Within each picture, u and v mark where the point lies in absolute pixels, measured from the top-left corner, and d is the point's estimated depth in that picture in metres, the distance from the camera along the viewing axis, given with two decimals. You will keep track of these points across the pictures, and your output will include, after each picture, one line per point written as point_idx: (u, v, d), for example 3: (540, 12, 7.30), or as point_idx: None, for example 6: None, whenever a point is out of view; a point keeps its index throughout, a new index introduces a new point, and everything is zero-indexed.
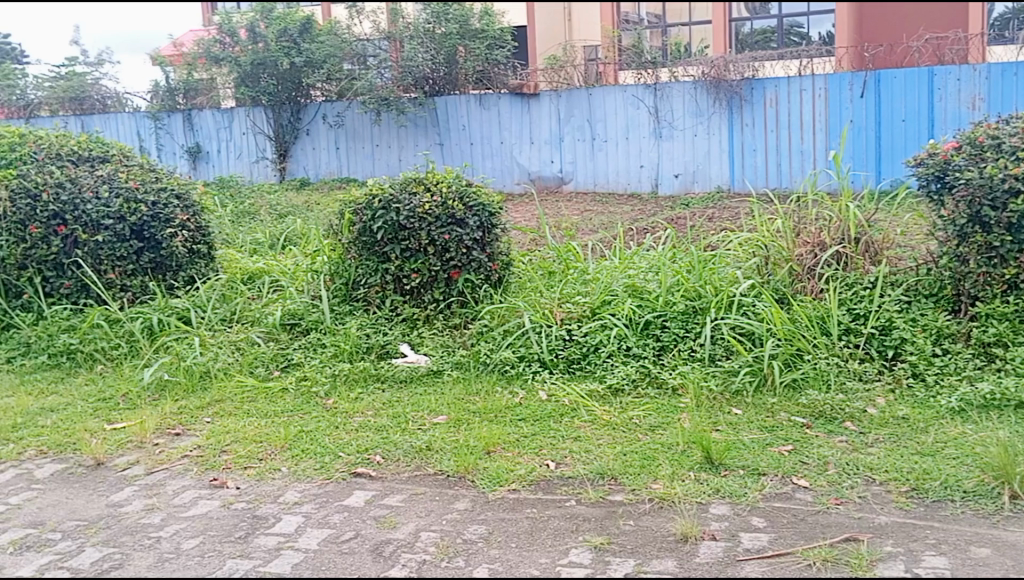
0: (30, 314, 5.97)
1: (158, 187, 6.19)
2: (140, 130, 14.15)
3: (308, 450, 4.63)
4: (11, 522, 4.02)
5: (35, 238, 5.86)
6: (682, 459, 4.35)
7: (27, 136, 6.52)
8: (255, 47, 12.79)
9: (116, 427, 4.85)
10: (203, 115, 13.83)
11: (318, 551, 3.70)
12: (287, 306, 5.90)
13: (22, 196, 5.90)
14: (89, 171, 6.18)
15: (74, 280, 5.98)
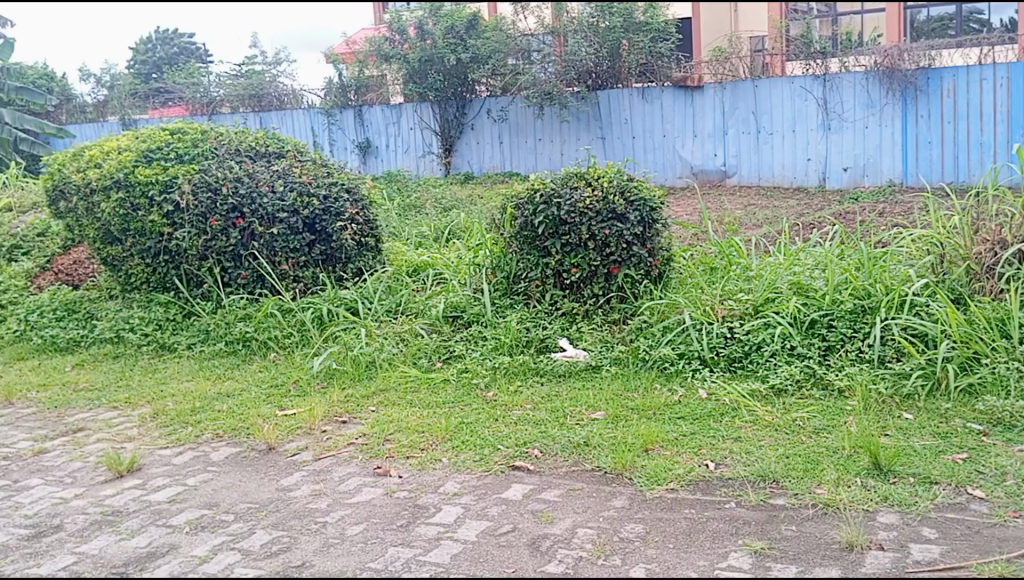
0: (209, 303, 6.24)
1: (329, 182, 6.42)
2: (316, 126, 15.16)
3: (469, 442, 4.65)
4: (188, 502, 4.17)
5: (215, 230, 6.11)
6: (849, 464, 4.15)
7: (208, 131, 6.69)
8: (423, 44, 13.25)
9: (288, 413, 5.00)
10: (374, 111, 14.64)
11: (476, 543, 3.69)
12: (450, 299, 6.02)
13: (202, 189, 6.15)
14: (265, 166, 6.43)
15: (251, 271, 6.22)
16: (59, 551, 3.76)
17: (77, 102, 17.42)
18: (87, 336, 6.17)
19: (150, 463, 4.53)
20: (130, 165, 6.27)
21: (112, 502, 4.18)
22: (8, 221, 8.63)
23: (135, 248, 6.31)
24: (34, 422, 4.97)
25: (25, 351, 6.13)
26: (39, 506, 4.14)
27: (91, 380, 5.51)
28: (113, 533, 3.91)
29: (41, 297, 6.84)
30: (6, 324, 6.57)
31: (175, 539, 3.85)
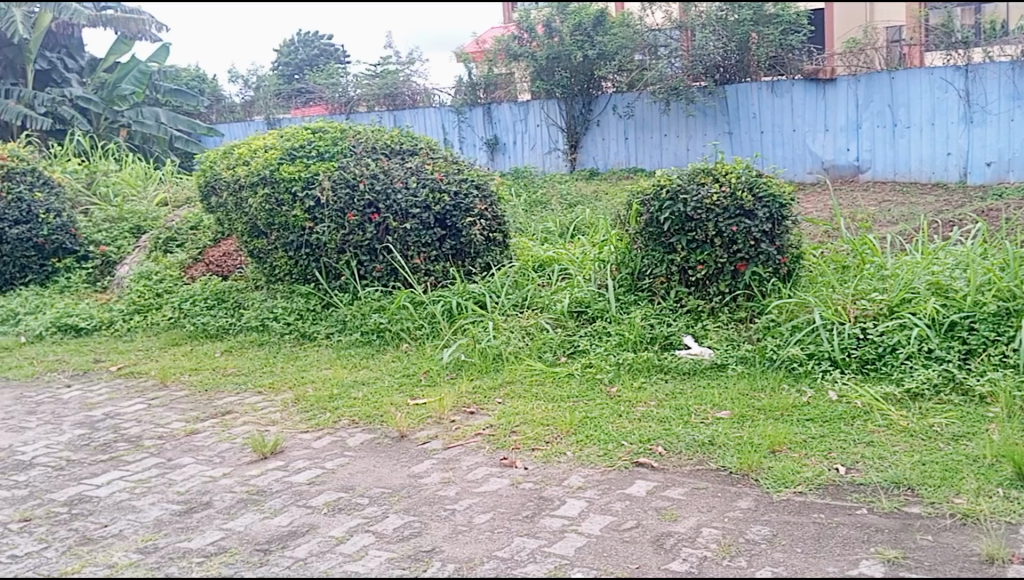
0: (346, 294, 6.49)
1: (460, 178, 6.60)
2: (446, 123, 15.56)
3: (593, 436, 4.67)
4: (327, 484, 4.36)
5: (352, 225, 6.34)
6: (990, 473, 3.95)
7: (346, 130, 6.93)
8: (550, 42, 13.41)
9: (418, 402, 5.14)
10: (502, 108, 14.98)
11: (600, 537, 3.71)
12: (575, 295, 6.08)
13: (341, 186, 6.38)
14: (399, 163, 6.63)
15: (385, 264, 6.42)
16: (208, 526, 3.99)
17: (226, 103, 18.20)
18: (234, 324, 6.51)
19: (292, 446, 4.75)
20: (276, 163, 6.55)
21: (257, 482, 4.40)
22: (164, 214, 9.21)
23: (279, 241, 6.57)
24: (187, 404, 5.29)
25: (178, 337, 6.52)
26: (191, 483, 4.40)
27: (238, 366, 5.83)
28: (258, 511, 4.12)
29: (193, 287, 7.24)
30: (161, 311, 6.99)
31: (314, 519, 4.03)
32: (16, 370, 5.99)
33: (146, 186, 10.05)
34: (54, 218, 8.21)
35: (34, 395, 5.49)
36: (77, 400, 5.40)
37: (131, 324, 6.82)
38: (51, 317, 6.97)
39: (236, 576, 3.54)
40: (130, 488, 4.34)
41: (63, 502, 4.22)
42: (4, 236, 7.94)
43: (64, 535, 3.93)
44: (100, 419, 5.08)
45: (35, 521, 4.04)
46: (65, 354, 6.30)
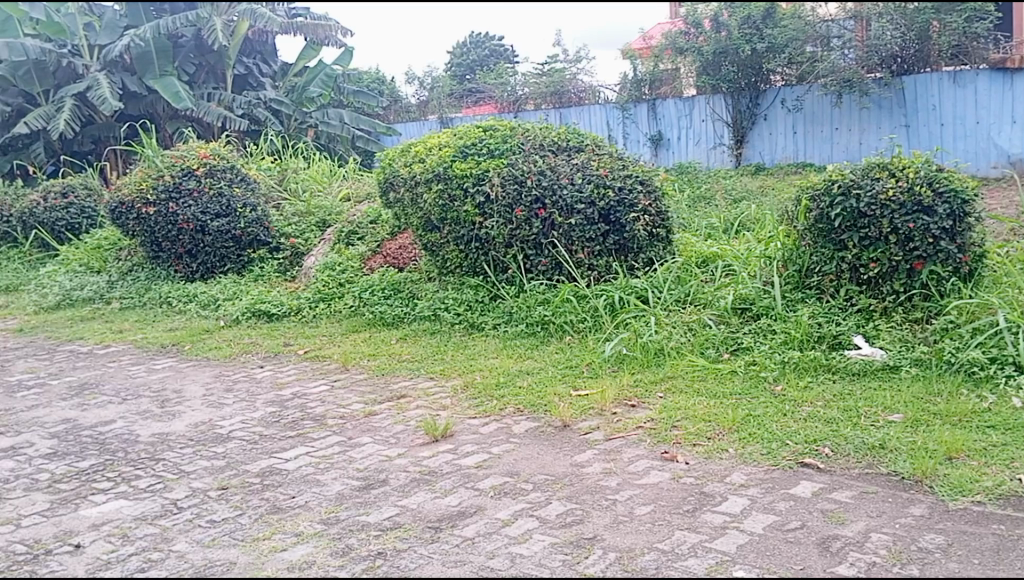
0: (513, 287, 6.71)
1: (624, 174, 6.67)
2: (611, 120, 15.83)
3: (756, 435, 4.62)
4: (494, 468, 4.55)
5: (520, 220, 6.52)
6: None
7: (516, 128, 7.13)
8: (718, 36, 13.67)
9: (581, 393, 5.26)
10: (667, 104, 15.25)
11: (763, 535, 3.69)
12: (738, 291, 6.05)
13: (510, 182, 6.56)
14: (565, 160, 6.76)
15: (550, 259, 6.60)
16: (385, 502, 4.26)
17: (402, 103, 18.79)
18: (409, 313, 6.85)
19: (461, 431, 4.97)
20: (449, 160, 6.83)
21: (429, 463, 4.65)
22: (347, 209, 9.66)
23: (451, 235, 6.86)
24: (366, 386, 5.64)
25: (358, 324, 6.93)
26: (369, 461, 4.69)
27: (412, 353, 6.14)
28: (430, 491, 4.36)
29: (372, 278, 7.66)
30: (343, 299, 7.44)
31: (482, 501, 4.22)
32: (216, 350, 6.54)
33: (331, 182, 10.56)
34: (250, 212, 8.89)
35: (233, 374, 6.00)
36: (269, 379, 5.87)
37: (317, 311, 7.31)
38: (247, 303, 7.55)
39: (410, 551, 3.77)
40: (315, 463, 4.68)
41: (256, 473, 4.59)
42: (207, 228, 8.69)
43: (257, 504, 4.29)
44: (289, 399, 5.50)
45: (231, 489, 4.43)
46: (259, 338, 6.82)
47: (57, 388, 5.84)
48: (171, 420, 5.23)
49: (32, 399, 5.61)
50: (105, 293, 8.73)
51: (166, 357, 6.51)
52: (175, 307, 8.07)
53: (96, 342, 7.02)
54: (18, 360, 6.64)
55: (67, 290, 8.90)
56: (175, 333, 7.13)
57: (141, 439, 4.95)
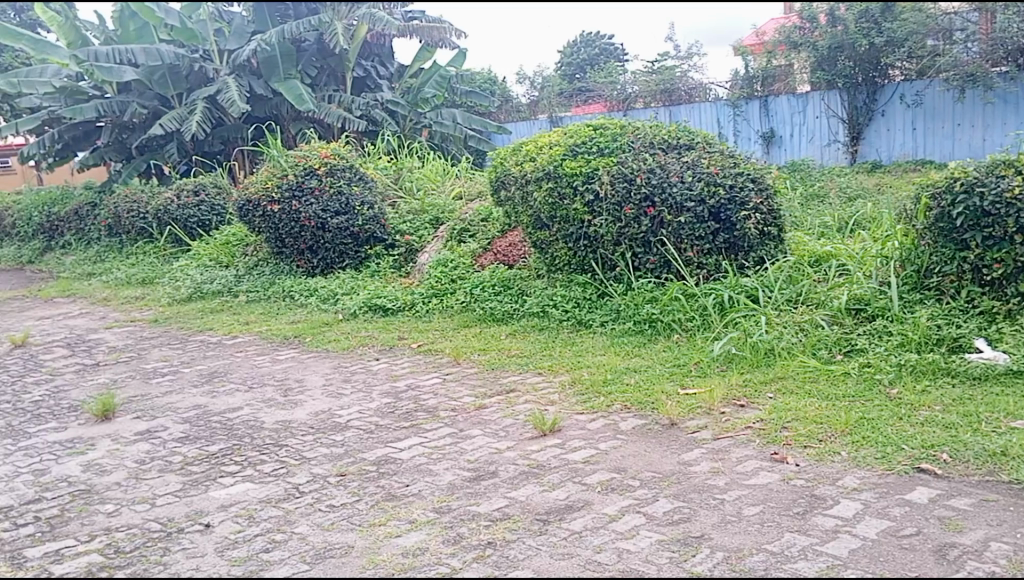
0: (621, 285, 6.78)
1: (735, 172, 6.56)
2: (722, 118, 16.14)
3: (870, 438, 4.53)
4: (601, 464, 4.60)
5: (629, 218, 6.55)
6: None
7: (626, 126, 7.14)
8: (834, 31, 13.76)
9: (689, 392, 5.27)
10: (780, 101, 15.48)
11: (876, 540, 3.63)
12: (853, 292, 5.95)
13: (619, 181, 6.58)
14: (675, 158, 6.72)
15: (659, 256, 6.61)
16: (495, 494, 4.37)
17: (513, 103, 19.60)
18: (518, 310, 6.98)
19: (569, 426, 5.05)
20: (560, 159, 6.90)
21: (537, 457, 4.74)
22: (460, 207, 9.85)
23: (560, 232, 6.94)
24: (477, 380, 5.79)
25: (469, 319, 7.10)
26: (479, 453, 4.82)
27: (521, 348, 6.26)
28: (538, 484, 4.44)
29: (483, 275, 7.81)
30: (455, 295, 7.62)
31: (589, 496, 4.28)
32: (335, 343, 6.81)
33: (444, 180, 10.79)
34: (367, 210, 9.16)
35: (351, 365, 6.24)
36: (384, 371, 6.07)
37: (430, 306, 7.51)
38: (364, 297, 7.82)
39: (518, 542, 3.87)
40: (427, 453, 4.84)
41: (372, 461, 4.77)
42: (326, 225, 8.99)
43: (373, 490, 4.47)
44: (403, 390, 5.68)
45: (349, 476, 4.62)
46: (375, 331, 7.06)
47: (190, 375, 6.20)
48: (293, 408, 5.48)
49: (167, 385, 5.98)
50: (233, 287, 9.15)
51: (289, 348, 6.81)
52: (297, 300, 8.43)
53: (225, 332, 7.41)
54: (155, 349, 7.08)
55: (199, 283, 9.37)
56: (297, 325, 7.46)
57: (266, 426, 5.21)
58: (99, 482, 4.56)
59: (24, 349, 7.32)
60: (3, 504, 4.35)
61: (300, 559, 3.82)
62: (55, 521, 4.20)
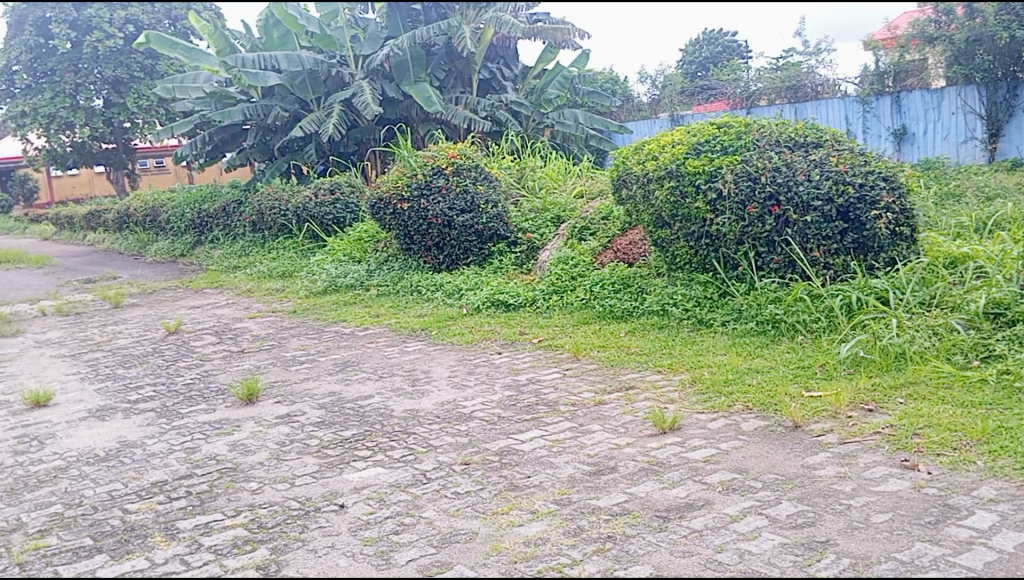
0: (743, 284, 6.74)
1: (867, 170, 6.35)
2: (850, 114, 15.70)
3: (1009, 449, 4.34)
4: (723, 464, 4.59)
5: (753, 217, 6.50)
6: None
7: (751, 124, 7.03)
8: (972, 23, 13.02)
9: (814, 395, 5.19)
10: (913, 96, 14.78)
11: (1014, 555, 3.51)
12: (992, 295, 5.70)
13: (743, 179, 6.54)
14: (802, 156, 6.60)
15: (783, 256, 6.53)
16: (615, 489, 4.43)
17: (635, 102, 19.63)
18: (638, 307, 7.05)
19: (689, 425, 5.06)
20: (682, 158, 6.92)
21: (657, 454, 4.77)
22: (581, 206, 9.90)
23: (681, 232, 7.01)
24: (596, 376, 5.88)
25: (589, 316, 7.22)
26: (599, 448, 4.89)
27: (640, 346, 6.30)
28: (658, 481, 4.48)
29: (603, 272, 7.90)
30: (575, 292, 7.72)
31: (710, 495, 4.28)
32: (460, 336, 7.02)
33: (566, 179, 10.88)
34: (491, 208, 9.37)
35: (474, 358, 6.43)
36: (506, 365, 6.24)
37: (550, 303, 7.65)
38: (487, 293, 8.04)
39: (639, 538, 3.92)
40: (549, 446, 4.94)
41: (495, 452, 4.92)
42: (453, 223, 9.27)
43: (496, 480, 4.61)
44: (524, 383, 5.83)
45: (473, 465, 4.77)
46: (498, 326, 7.26)
47: (325, 364, 6.53)
48: (420, 398, 5.70)
49: (304, 372, 6.32)
50: (364, 281, 9.57)
51: (416, 341, 7.08)
52: (424, 295, 8.72)
53: (357, 323, 7.76)
54: (294, 338, 7.50)
55: (333, 277, 9.84)
56: (424, 318, 7.73)
57: (395, 414, 5.44)
58: (244, 461, 4.88)
59: (177, 336, 7.90)
60: (159, 478, 4.72)
61: (427, 543, 4.00)
62: (205, 496, 4.52)
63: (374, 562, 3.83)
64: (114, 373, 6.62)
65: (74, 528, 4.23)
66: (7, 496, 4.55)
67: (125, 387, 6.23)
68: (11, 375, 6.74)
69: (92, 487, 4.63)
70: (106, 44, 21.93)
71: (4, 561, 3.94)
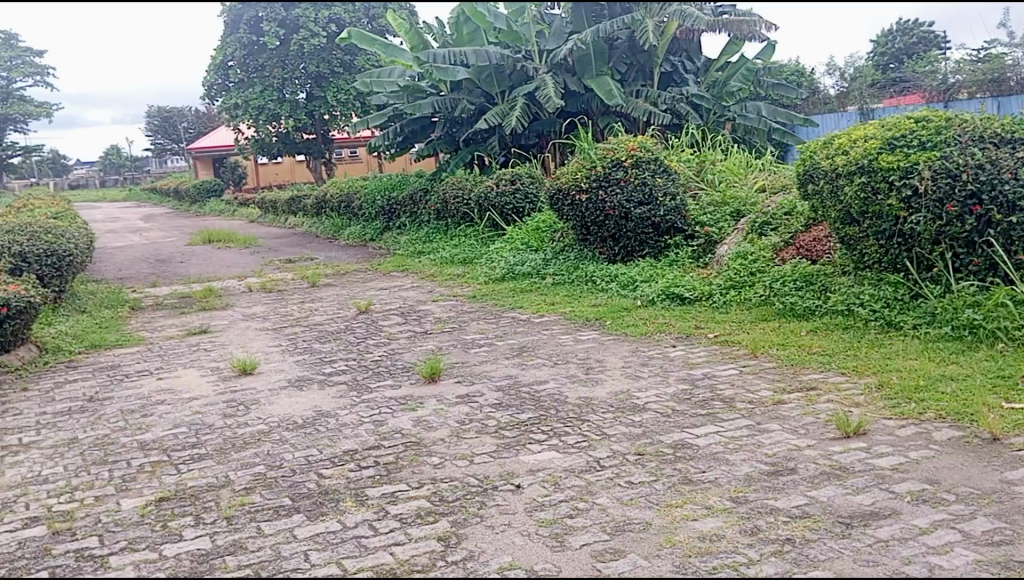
0: (938, 286, 6.42)
1: None
2: None
3: None
4: (911, 473, 4.37)
5: (951, 216, 6.16)
6: None
7: (952, 118, 6.63)
8: None
9: (1016, 407, 4.85)
10: None
11: None
12: None
13: (941, 176, 6.18)
14: (1010, 153, 6.15)
15: (984, 258, 6.19)
16: (794, 491, 4.30)
17: (821, 95, 19.32)
18: (820, 307, 6.91)
19: (875, 430, 4.85)
20: (875, 153, 6.59)
21: (840, 458, 4.60)
22: (763, 200, 9.65)
23: (872, 229, 6.71)
24: (775, 374, 5.78)
25: (769, 313, 7.17)
26: (778, 448, 4.76)
27: (823, 346, 6.16)
28: (841, 486, 4.31)
29: (784, 268, 7.75)
30: (754, 289, 7.67)
31: (896, 505, 4.08)
32: (633, 328, 7.11)
33: (747, 174, 10.62)
34: (669, 201, 9.34)
35: (648, 350, 6.49)
36: (681, 358, 6.25)
37: (728, 298, 7.67)
38: (662, 286, 8.15)
39: (819, 542, 3.78)
40: (724, 443, 4.87)
41: (669, 445, 4.89)
42: (630, 215, 9.31)
43: (670, 473, 4.58)
44: (700, 378, 5.82)
45: (647, 456, 4.77)
46: (673, 319, 7.31)
47: (503, 348, 6.79)
48: (595, 386, 5.78)
49: (483, 355, 6.58)
50: (542, 270, 9.87)
51: (591, 330, 7.22)
52: (599, 285, 8.91)
53: (533, 311, 8.01)
54: (474, 322, 7.80)
55: (512, 265, 10.22)
56: (599, 308, 7.90)
57: (570, 401, 5.54)
58: (427, 437, 5.10)
59: (367, 314, 8.39)
60: (350, 447, 5.02)
61: (601, 529, 4.03)
62: (391, 467, 4.76)
63: (550, 544, 3.90)
64: (311, 347, 7.14)
65: (274, 488, 4.57)
66: (217, 454, 4.98)
67: (320, 360, 6.70)
68: (222, 345, 7.43)
69: (291, 451, 4.99)
70: (311, 42, 23.02)
71: (215, 514, 4.30)
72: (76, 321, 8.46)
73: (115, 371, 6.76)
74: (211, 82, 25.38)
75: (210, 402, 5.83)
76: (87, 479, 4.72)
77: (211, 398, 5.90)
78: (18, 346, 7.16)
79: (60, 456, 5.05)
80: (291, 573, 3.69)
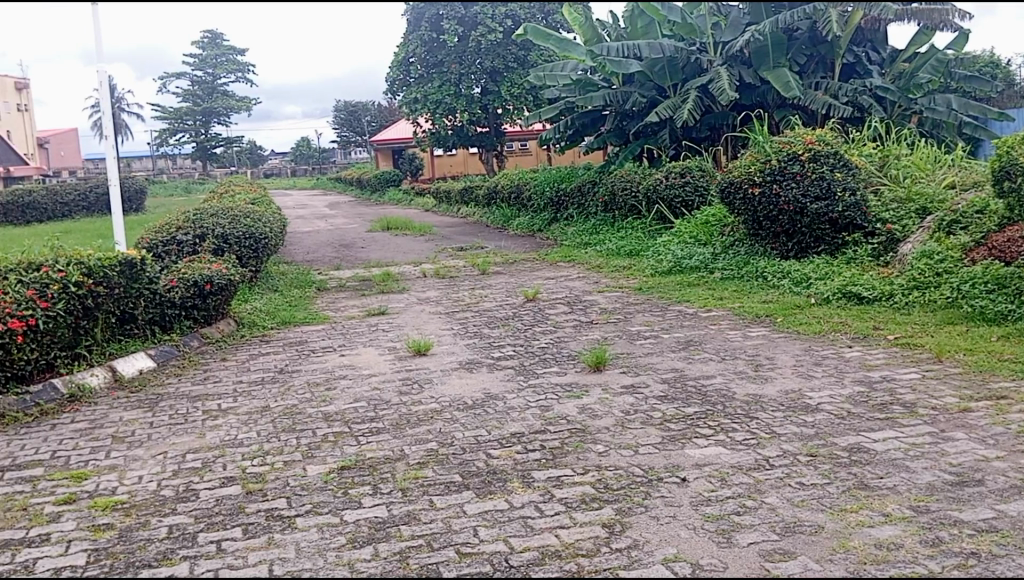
0: None
1: None
2: None
3: None
4: None
5: None
6: None
7: None
8: None
9: None
10: None
11: None
12: None
13: None
14: None
15: None
16: (980, 503, 4.04)
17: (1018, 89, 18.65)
18: (1014, 311, 6.49)
19: None
20: None
21: None
22: (952, 197, 9.09)
23: None
24: (961, 380, 5.49)
25: (955, 316, 6.79)
26: (964, 458, 4.50)
27: (1017, 354, 5.77)
28: None
29: (974, 269, 7.32)
30: (940, 290, 7.31)
31: None
32: (806, 326, 6.93)
33: (935, 169, 10.03)
34: (849, 196, 9.01)
35: (822, 350, 6.32)
36: (858, 360, 6.05)
37: (910, 299, 7.34)
38: (838, 284, 7.91)
39: (1008, 559, 3.54)
40: (904, 449, 4.65)
41: (844, 447, 4.73)
42: (805, 210, 9.07)
43: (845, 476, 4.41)
44: (877, 381, 5.61)
45: (820, 458, 4.62)
46: (849, 319, 7.07)
47: (668, 341, 6.80)
48: (764, 383, 5.70)
49: (649, 347, 6.64)
50: (710, 264, 9.76)
51: (761, 326, 7.11)
52: (770, 282, 8.73)
53: (700, 305, 7.94)
54: (640, 313, 7.85)
55: (679, 258, 10.16)
56: (769, 305, 7.75)
57: (738, 397, 5.48)
58: (592, 424, 5.19)
59: (534, 303, 8.58)
60: (517, 430, 5.17)
61: (770, 528, 3.94)
62: (556, 451, 4.87)
63: (716, 539, 3.86)
64: (481, 332, 7.41)
65: (446, 465, 4.77)
66: (394, 429, 5.26)
67: (490, 345, 6.97)
68: (399, 326, 7.82)
69: (462, 430, 5.20)
70: (488, 37, 23.79)
71: (391, 485, 4.55)
72: (269, 298, 9.16)
73: (303, 347, 7.29)
74: (394, 77, 26.24)
75: (388, 378, 6.20)
76: (277, 445, 5.12)
77: (388, 375, 6.27)
78: (219, 320, 7.91)
79: (254, 422, 5.50)
80: (461, 546, 3.85)
